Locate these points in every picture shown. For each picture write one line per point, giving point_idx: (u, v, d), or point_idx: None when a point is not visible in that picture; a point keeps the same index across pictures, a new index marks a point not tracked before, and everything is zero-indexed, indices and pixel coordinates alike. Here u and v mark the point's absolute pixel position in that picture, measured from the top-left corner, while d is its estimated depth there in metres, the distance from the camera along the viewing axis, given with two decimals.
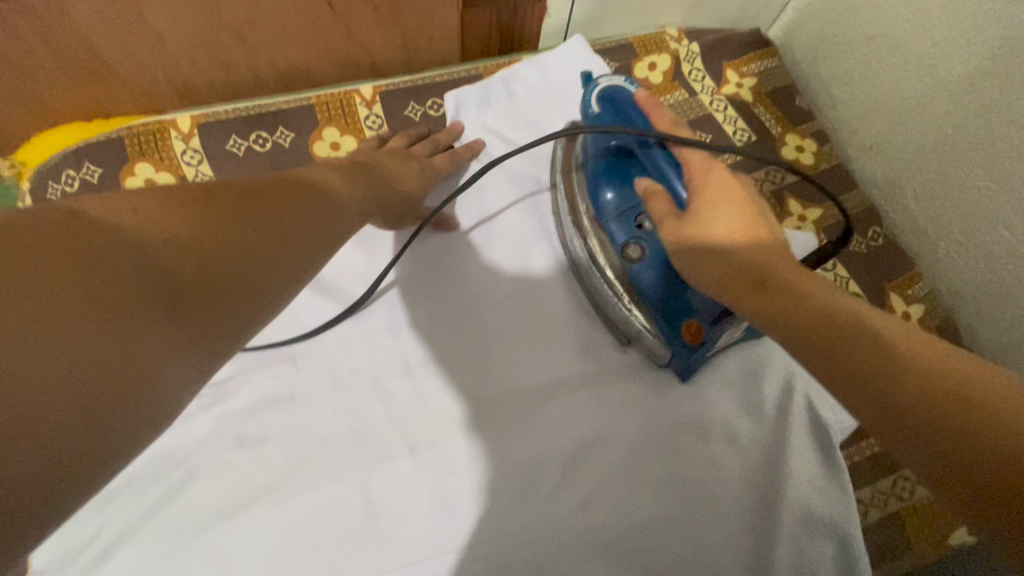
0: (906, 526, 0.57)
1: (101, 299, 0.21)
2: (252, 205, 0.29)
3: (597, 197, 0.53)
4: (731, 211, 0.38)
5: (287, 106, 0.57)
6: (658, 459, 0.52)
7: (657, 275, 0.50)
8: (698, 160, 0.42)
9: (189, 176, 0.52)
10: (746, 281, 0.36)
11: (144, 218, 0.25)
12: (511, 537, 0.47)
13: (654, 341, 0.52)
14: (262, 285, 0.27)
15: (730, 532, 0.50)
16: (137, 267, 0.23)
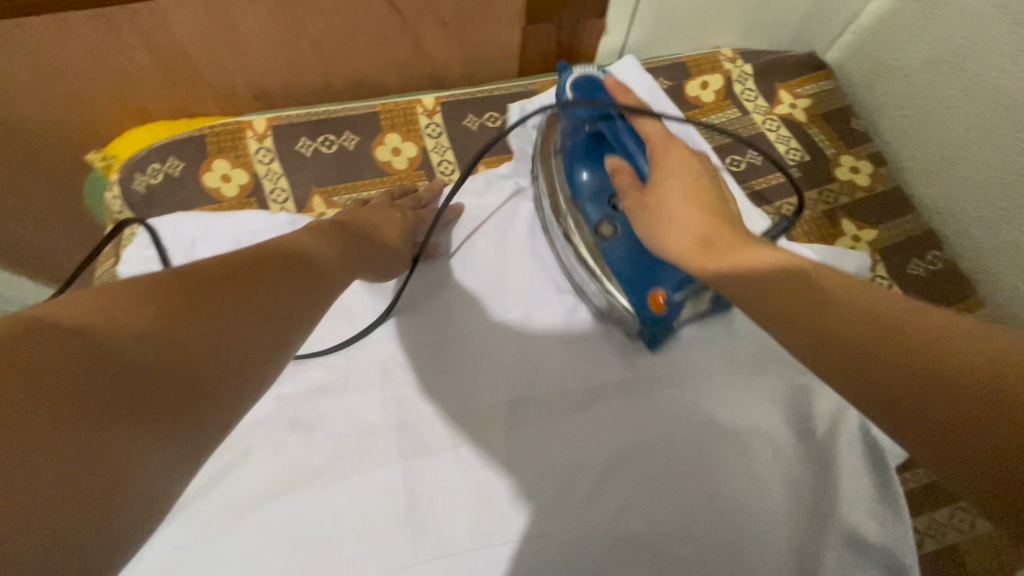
0: (966, 563, 0.46)
1: (88, 401, 0.22)
2: (234, 291, 0.30)
3: (571, 178, 0.54)
4: (687, 185, 0.43)
5: (356, 113, 0.64)
6: (718, 506, 0.45)
7: (626, 250, 0.51)
8: (659, 134, 0.47)
9: (261, 174, 0.61)
10: (691, 245, 0.39)
11: (109, 313, 0.25)
12: (558, 544, 0.45)
13: (622, 311, 0.51)
14: (250, 363, 0.29)
15: (779, 551, 0.44)
16: (116, 365, 0.24)
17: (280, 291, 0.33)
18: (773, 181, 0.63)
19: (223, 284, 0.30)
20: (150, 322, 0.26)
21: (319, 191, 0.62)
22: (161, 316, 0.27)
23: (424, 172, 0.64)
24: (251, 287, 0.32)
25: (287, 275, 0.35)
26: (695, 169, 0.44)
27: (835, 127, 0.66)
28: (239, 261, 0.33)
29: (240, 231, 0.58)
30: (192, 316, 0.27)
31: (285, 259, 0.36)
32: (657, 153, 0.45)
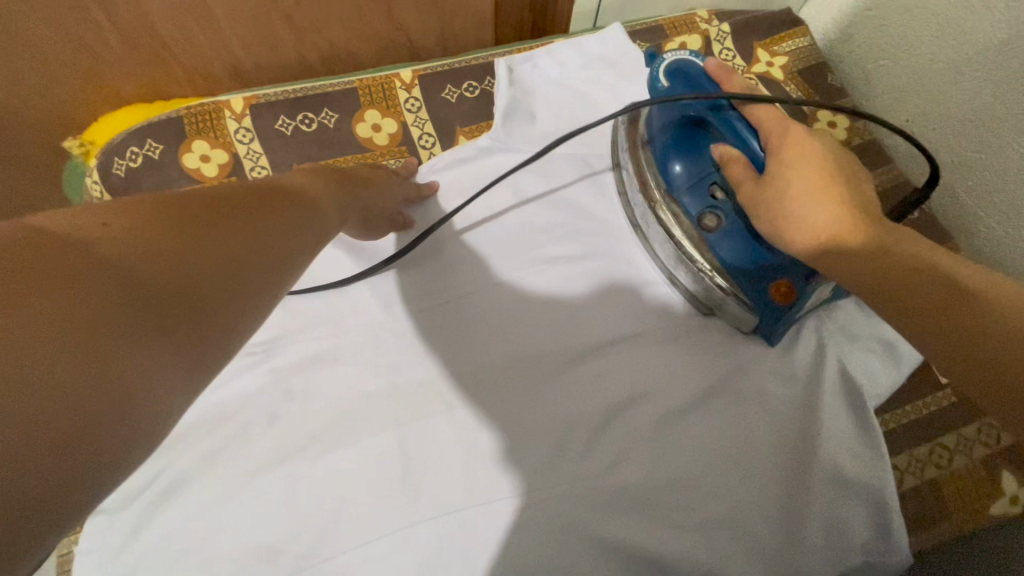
0: (944, 496, 0.47)
1: (87, 311, 0.23)
2: (225, 218, 0.30)
3: (665, 171, 0.52)
4: (814, 179, 0.39)
5: (333, 89, 0.63)
6: (707, 445, 0.47)
7: (735, 241, 0.49)
8: (777, 121, 0.43)
9: (241, 154, 0.61)
10: (816, 246, 0.38)
11: (101, 233, 0.26)
12: (551, 496, 0.45)
13: (738, 305, 0.50)
14: (247, 292, 0.29)
15: (761, 492, 0.45)
16: (116, 280, 0.24)
17: (273, 224, 0.33)
18: None
19: (213, 209, 0.30)
20: (136, 243, 0.26)
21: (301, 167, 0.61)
22: (157, 241, 0.26)
23: (406, 148, 0.63)
24: (241, 213, 0.31)
25: (282, 211, 0.35)
26: (825, 158, 0.40)
27: (814, 83, 0.67)
28: (235, 195, 0.33)
29: None
30: (186, 237, 0.27)
31: (278, 197, 0.36)
32: (780, 150, 0.42)
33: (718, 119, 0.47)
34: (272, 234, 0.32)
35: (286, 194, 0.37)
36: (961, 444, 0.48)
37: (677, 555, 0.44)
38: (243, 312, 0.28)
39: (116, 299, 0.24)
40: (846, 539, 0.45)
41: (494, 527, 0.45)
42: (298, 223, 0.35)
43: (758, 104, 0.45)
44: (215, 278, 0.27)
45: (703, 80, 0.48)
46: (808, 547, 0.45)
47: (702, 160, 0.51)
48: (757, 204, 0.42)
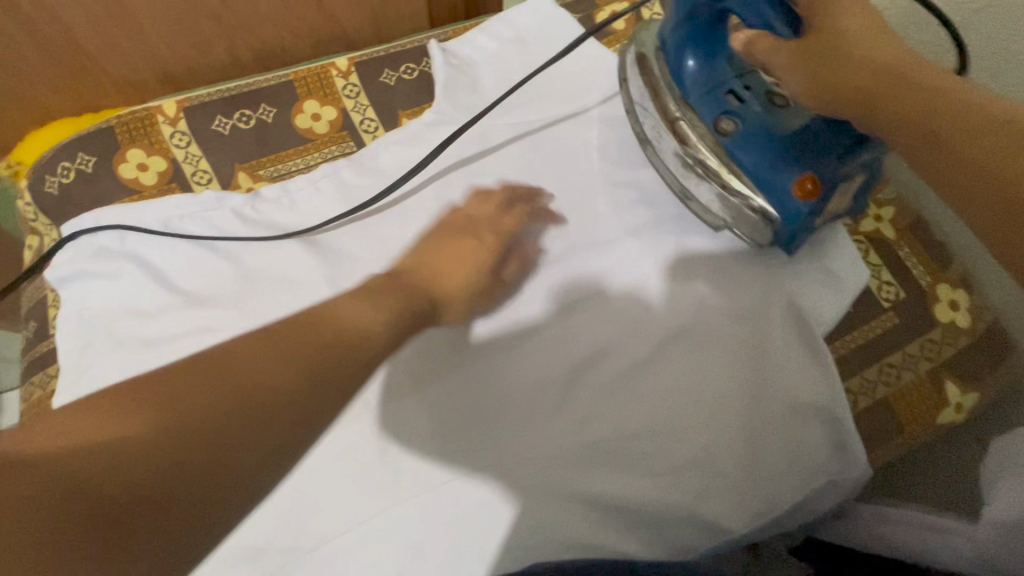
0: (896, 412, 0.50)
1: (133, 488, 0.25)
2: (267, 358, 0.30)
3: (676, 66, 0.51)
4: (864, 26, 0.38)
5: (269, 84, 0.62)
6: (672, 392, 0.48)
7: (756, 143, 0.47)
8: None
9: (179, 158, 0.59)
10: (866, 77, 0.36)
11: (89, 437, 0.26)
12: (531, 461, 0.46)
13: (762, 216, 0.48)
14: (281, 438, 0.29)
15: (725, 429, 0.47)
16: (153, 452, 0.26)
17: (274, 411, 0.29)
18: None
19: (208, 391, 0.28)
20: (172, 410, 0.27)
21: (242, 168, 0.60)
22: (201, 400, 0.28)
23: (347, 133, 0.62)
24: (237, 402, 0.28)
25: (295, 381, 0.30)
26: (867, 7, 0.38)
27: None
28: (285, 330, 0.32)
29: (169, 215, 0.56)
30: (228, 392, 0.28)
31: (324, 351, 0.32)
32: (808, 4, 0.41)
33: (737, 2, 0.45)
34: (273, 422, 0.29)
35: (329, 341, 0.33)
36: (908, 362, 0.51)
37: (653, 501, 0.46)
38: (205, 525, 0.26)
39: (83, 526, 0.24)
40: (808, 460, 0.47)
41: (475, 496, 0.46)
42: (308, 410, 0.30)
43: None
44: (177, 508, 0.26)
45: None
46: (775, 472, 0.47)
47: (715, 60, 0.50)
48: (796, 59, 0.40)
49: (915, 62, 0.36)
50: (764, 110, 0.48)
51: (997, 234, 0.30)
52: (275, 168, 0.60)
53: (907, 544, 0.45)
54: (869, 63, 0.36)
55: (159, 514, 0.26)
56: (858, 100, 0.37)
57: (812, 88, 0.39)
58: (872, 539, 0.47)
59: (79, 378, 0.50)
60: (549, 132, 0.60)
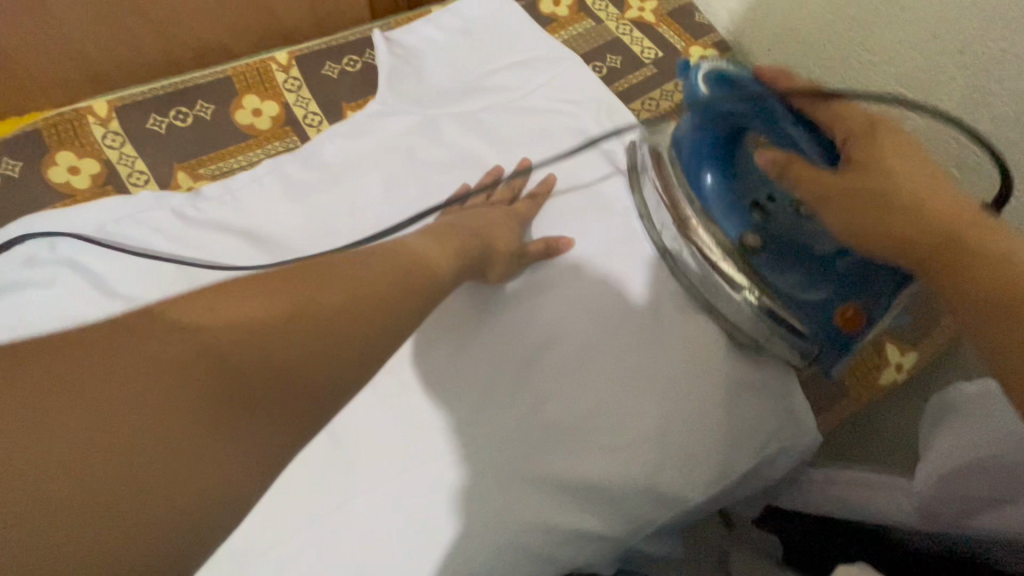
0: (838, 374, 0.51)
1: (180, 389, 0.33)
2: (289, 334, 0.36)
3: (697, 183, 0.50)
4: (914, 175, 0.36)
5: (205, 80, 0.61)
6: (654, 387, 0.48)
7: (779, 252, 0.47)
8: (854, 113, 0.39)
9: (113, 159, 0.57)
10: (889, 238, 0.36)
11: (211, 331, 0.35)
12: (486, 445, 0.47)
13: (797, 337, 0.47)
14: (283, 398, 0.36)
15: (681, 400, 0.47)
16: (180, 388, 0.33)
17: (293, 401, 0.36)
18: (634, 80, 0.65)
19: (275, 345, 0.36)
20: (205, 337, 0.35)
21: (182, 167, 0.58)
22: (227, 335, 0.35)
23: (291, 128, 0.61)
24: (292, 359, 0.36)
25: (329, 379, 0.37)
26: (909, 150, 0.37)
27: (684, 22, 0.68)
28: (312, 306, 0.38)
29: (104, 218, 0.55)
30: (245, 348, 0.35)
31: (335, 341, 0.38)
32: (852, 133, 0.39)
33: (767, 125, 0.42)
34: (268, 402, 0.36)
35: (391, 315, 0.40)
36: None
37: (613, 478, 0.45)
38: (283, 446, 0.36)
39: (149, 413, 0.32)
40: (763, 429, 0.48)
41: (436, 484, 0.46)
42: (315, 410, 0.37)
43: (829, 100, 0.40)
44: (252, 415, 0.35)
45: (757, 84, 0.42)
46: (734, 441, 0.47)
47: (732, 172, 0.50)
48: (835, 200, 0.38)
49: (984, 225, 0.34)
50: (793, 227, 0.47)
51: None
52: (216, 166, 0.59)
53: (863, 507, 0.47)
54: (929, 208, 0.35)
55: (168, 447, 0.32)
56: (910, 254, 0.35)
57: (869, 237, 0.37)
58: (835, 510, 0.48)
59: None
60: (495, 120, 0.60)
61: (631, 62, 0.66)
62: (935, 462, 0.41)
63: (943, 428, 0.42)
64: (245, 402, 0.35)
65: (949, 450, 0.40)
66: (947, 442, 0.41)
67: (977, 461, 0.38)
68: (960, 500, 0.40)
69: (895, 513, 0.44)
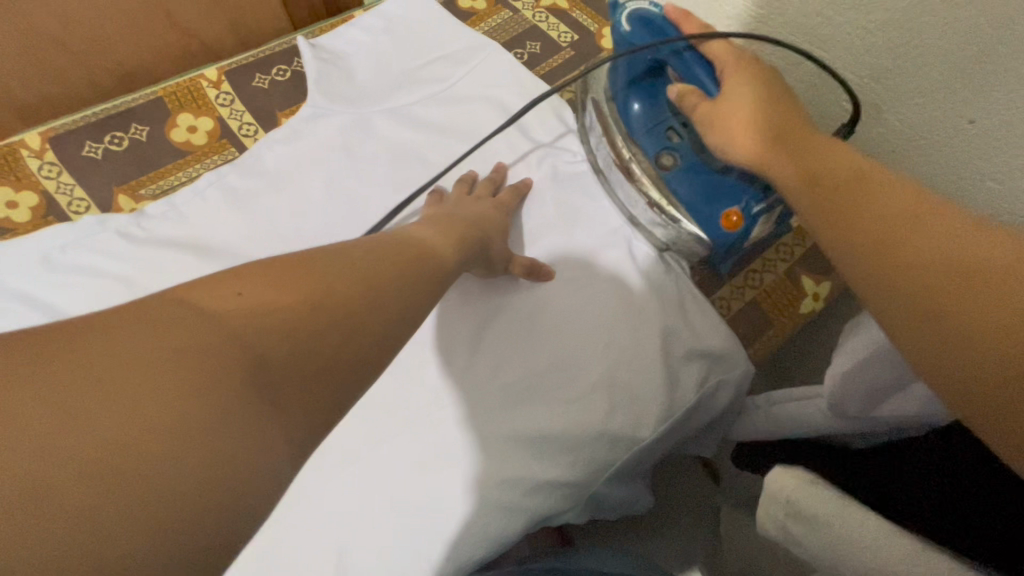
0: (765, 307, 0.56)
1: (171, 398, 0.25)
2: (312, 322, 0.30)
3: (623, 111, 0.51)
4: (761, 92, 0.41)
5: (136, 103, 0.62)
6: (618, 336, 0.51)
7: (690, 179, 0.47)
8: (729, 51, 0.44)
9: (50, 189, 0.58)
10: (797, 179, 0.36)
11: (236, 306, 0.29)
12: (457, 412, 0.50)
13: (694, 240, 0.49)
14: (320, 390, 0.30)
15: (636, 347, 0.50)
16: (246, 362, 0.28)
17: (337, 374, 0.30)
18: (554, 64, 0.69)
19: (320, 311, 0.31)
20: (247, 311, 0.29)
21: (122, 190, 0.59)
22: (277, 318, 0.29)
23: (228, 140, 0.62)
24: (332, 334, 0.31)
25: (371, 349, 0.32)
26: (770, 77, 0.42)
27: (594, 6, 0.72)
28: (337, 287, 0.32)
29: (48, 248, 0.56)
30: (291, 333, 0.29)
31: (360, 327, 0.32)
32: (726, 67, 0.43)
33: (675, 60, 0.47)
34: (289, 402, 0.28)
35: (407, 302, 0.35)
36: (767, 265, 0.57)
37: (573, 428, 0.48)
38: (297, 431, 0.28)
39: (156, 410, 0.25)
40: (710, 365, 0.52)
41: (410, 463, 0.49)
42: (358, 381, 0.32)
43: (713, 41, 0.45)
44: (277, 401, 0.28)
45: (667, 26, 0.47)
46: (681, 381, 0.51)
47: (659, 104, 0.50)
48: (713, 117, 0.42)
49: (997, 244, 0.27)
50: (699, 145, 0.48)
51: (931, 352, 0.27)
52: (156, 185, 0.60)
53: (799, 421, 0.48)
54: (776, 122, 0.39)
55: (181, 442, 0.25)
56: (809, 186, 0.35)
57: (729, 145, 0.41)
58: (784, 428, 0.50)
59: None
60: (425, 113, 0.63)
61: (550, 46, 0.69)
62: (832, 370, 0.41)
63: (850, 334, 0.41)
64: (275, 375, 0.28)
65: (849, 353, 0.39)
66: (847, 348, 0.40)
67: (865, 365, 0.38)
68: (862, 398, 0.39)
69: (817, 418, 0.46)
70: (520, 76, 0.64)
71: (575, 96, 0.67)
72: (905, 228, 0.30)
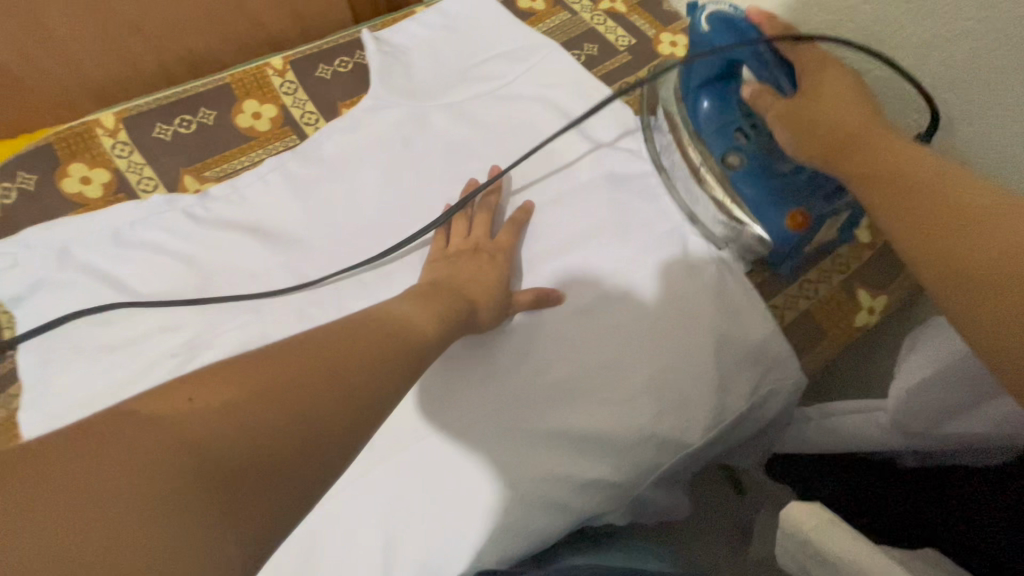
0: (823, 320, 0.55)
1: (120, 521, 0.23)
2: (275, 411, 0.29)
3: (693, 108, 0.55)
4: (841, 87, 0.43)
5: (205, 88, 0.64)
6: (669, 340, 0.50)
7: (753, 178, 0.51)
8: (812, 56, 0.46)
9: (122, 167, 0.60)
10: (827, 145, 0.41)
11: (186, 413, 0.27)
12: (502, 408, 0.50)
13: (755, 239, 0.53)
14: (288, 483, 0.28)
15: (688, 352, 0.50)
16: (197, 468, 0.26)
17: (299, 455, 0.29)
18: (610, 67, 0.69)
19: (287, 388, 0.30)
20: (203, 418, 0.27)
21: (188, 171, 0.61)
22: (239, 416, 0.28)
23: (290, 128, 0.64)
24: (306, 415, 0.29)
25: (346, 423, 0.31)
26: (850, 82, 0.44)
27: (652, 11, 0.73)
28: (314, 361, 0.32)
29: (117, 223, 0.58)
30: (253, 427, 0.28)
31: (341, 399, 0.31)
32: (808, 69, 0.46)
33: (754, 60, 0.49)
34: (250, 503, 0.27)
35: (388, 361, 0.35)
36: (824, 276, 0.56)
37: (620, 428, 0.48)
38: (259, 537, 0.27)
39: (100, 542, 0.23)
40: (760, 371, 0.52)
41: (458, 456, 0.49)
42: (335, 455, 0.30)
43: (799, 45, 0.47)
44: (235, 505, 0.26)
45: (745, 25, 0.49)
46: (731, 387, 0.51)
47: (727, 103, 0.54)
48: (784, 118, 0.45)
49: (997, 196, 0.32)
50: (764, 148, 0.52)
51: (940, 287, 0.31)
52: (220, 168, 0.62)
53: (859, 433, 0.49)
54: (843, 115, 0.41)
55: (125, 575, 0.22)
56: (827, 152, 0.41)
57: (796, 142, 0.44)
58: (837, 439, 0.52)
59: (37, 388, 0.52)
60: (482, 108, 0.64)
61: (607, 49, 0.70)
62: (898, 385, 0.42)
63: (916, 343, 0.43)
64: (233, 478, 0.27)
65: (908, 374, 0.42)
66: (916, 358, 0.42)
67: (932, 377, 0.40)
68: (930, 416, 0.41)
69: (878, 433, 0.47)
70: (576, 76, 0.65)
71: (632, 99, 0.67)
72: (915, 178, 0.35)
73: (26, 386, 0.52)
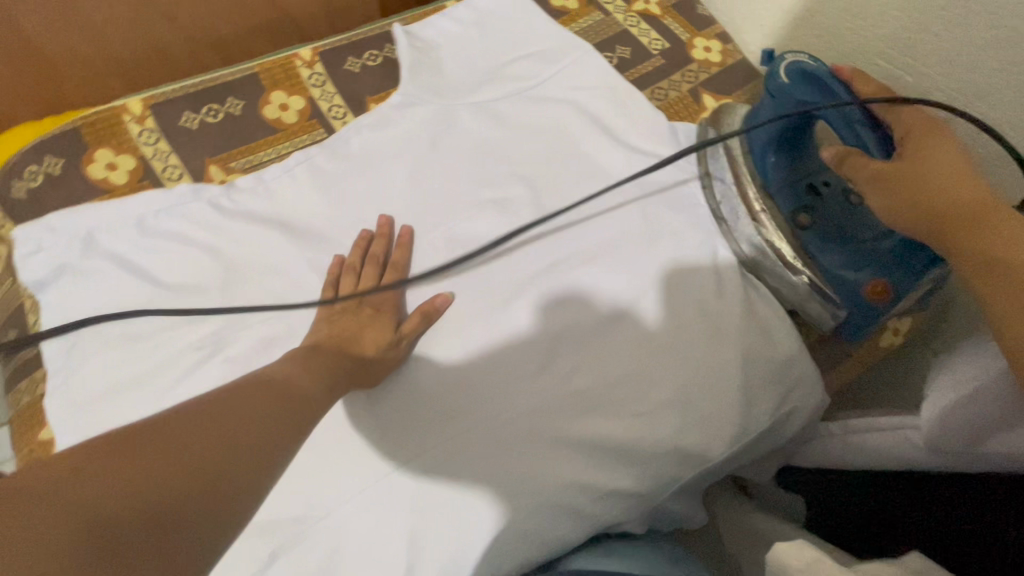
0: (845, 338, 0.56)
1: None
2: (187, 459, 0.29)
3: (761, 163, 0.56)
4: (950, 159, 0.41)
5: (232, 77, 0.63)
6: (697, 354, 0.50)
7: (827, 242, 0.53)
8: (917, 121, 0.43)
9: (148, 154, 0.60)
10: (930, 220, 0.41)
11: (76, 481, 0.26)
12: (527, 416, 0.50)
13: (825, 304, 0.52)
14: (211, 527, 0.28)
15: (716, 367, 0.50)
16: (104, 526, 0.25)
17: (210, 493, 0.28)
18: (642, 71, 0.68)
19: (146, 454, 0.28)
20: (102, 483, 0.26)
21: (214, 161, 0.61)
22: (136, 473, 0.27)
23: (317, 121, 0.64)
24: (188, 464, 0.29)
25: (254, 465, 0.31)
26: (958, 155, 0.41)
27: (686, 16, 0.72)
28: (204, 414, 0.33)
29: (143, 211, 0.57)
30: (159, 478, 0.28)
31: (247, 445, 0.32)
32: (909, 135, 0.43)
33: (841, 125, 0.47)
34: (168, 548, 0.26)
35: (274, 417, 0.36)
36: None
37: (645, 439, 0.49)
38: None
39: None
40: (785, 388, 0.52)
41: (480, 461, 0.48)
42: (228, 515, 0.29)
43: (898, 108, 0.44)
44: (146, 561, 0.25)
45: (835, 87, 0.47)
46: (755, 402, 0.51)
47: (797, 159, 0.55)
48: (884, 180, 0.42)
49: None
50: (841, 212, 0.54)
51: None
52: (247, 159, 0.61)
53: (883, 451, 0.50)
54: (951, 195, 0.40)
55: None
56: (932, 221, 0.40)
57: (893, 209, 0.42)
58: (863, 454, 0.52)
59: (65, 372, 0.53)
60: (512, 109, 0.63)
61: (639, 52, 0.69)
62: (929, 404, 0.43)
63: (951, 365, 0.44)
64: (129, 552, 0.25)
65: (943, 392, 0.43)
66: (947, 380, 0.43)
67: (969, 399, 0.41)
68: (964, 435, 0.42)
69: (907, 450, 0.47)
70: (607, 80, 0.64)
71: (663, 106, 0.66)
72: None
73: (52, 372, 0.53)
